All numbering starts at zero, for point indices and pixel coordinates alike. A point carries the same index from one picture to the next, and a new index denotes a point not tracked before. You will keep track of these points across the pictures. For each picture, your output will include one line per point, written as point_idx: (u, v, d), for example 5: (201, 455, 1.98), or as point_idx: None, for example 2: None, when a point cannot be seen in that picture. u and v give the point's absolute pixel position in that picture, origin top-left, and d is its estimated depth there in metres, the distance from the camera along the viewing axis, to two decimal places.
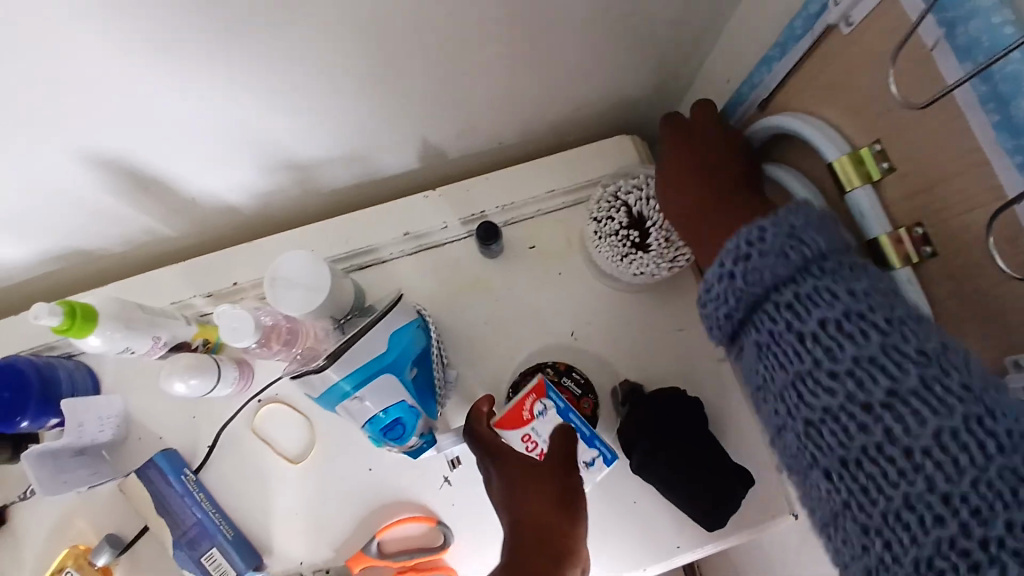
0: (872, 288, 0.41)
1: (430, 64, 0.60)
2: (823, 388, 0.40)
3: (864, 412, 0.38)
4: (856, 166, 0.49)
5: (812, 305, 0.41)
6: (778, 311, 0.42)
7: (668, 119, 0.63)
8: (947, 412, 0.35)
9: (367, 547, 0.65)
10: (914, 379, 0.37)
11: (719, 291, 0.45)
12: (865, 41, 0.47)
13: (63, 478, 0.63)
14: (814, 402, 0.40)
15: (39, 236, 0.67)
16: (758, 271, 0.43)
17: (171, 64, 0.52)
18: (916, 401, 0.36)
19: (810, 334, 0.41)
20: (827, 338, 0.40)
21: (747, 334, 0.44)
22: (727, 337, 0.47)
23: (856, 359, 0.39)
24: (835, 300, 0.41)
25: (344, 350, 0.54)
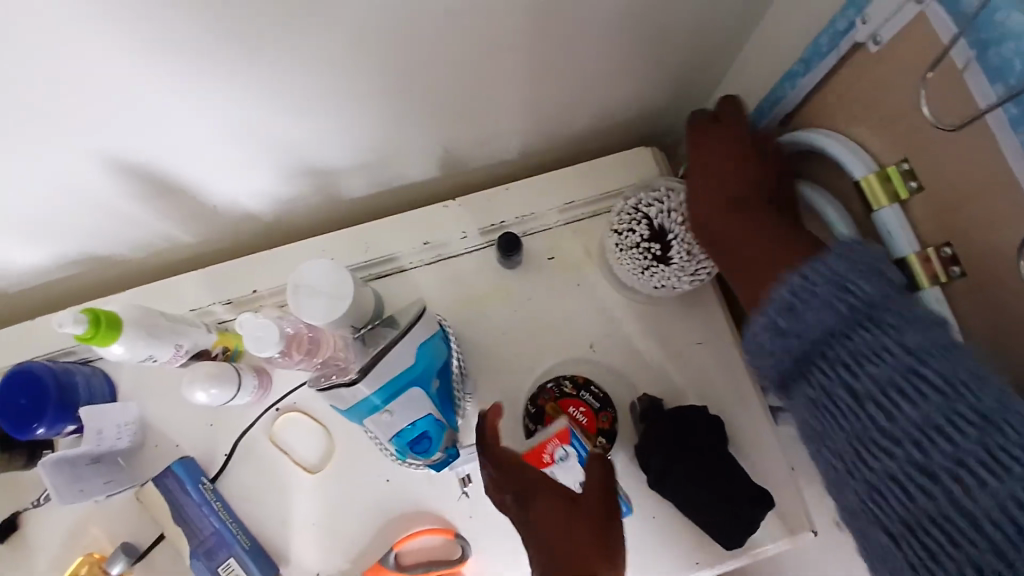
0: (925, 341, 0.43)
1: (454, 72, 0.61)
2: (882, 446, 0.42)
3: (922, 472, 0.41)
4: (883, 184, 0.50)
5: (866, 366, 0.44)
6: (829, 372, 0.46)
7: (697, 119, 0.62)
8: (1003, 478, 0.38)
9: (385, 560, 0.64)
10: (968, 443, 0.39)
11: (768, 343, 0.49)
12: (894, 60, 0.48)
13: (79, 486, 0.63)
14: (874, 463, 0.43)
15: (60, 240, 0.67)
16: (804, 321, 0.47)
17: (201, 71, 0.52)
18: (971, 466, 0.39)
19: (866, 398, 0.44)
20: (880, 400, 0.43)
21: (800, 391, 0.48)
22: (780, 391, 0.50)
23: (911, 422, 0.41)
24: (887, 360, 0.43)
25: (378, 362, 0.54)
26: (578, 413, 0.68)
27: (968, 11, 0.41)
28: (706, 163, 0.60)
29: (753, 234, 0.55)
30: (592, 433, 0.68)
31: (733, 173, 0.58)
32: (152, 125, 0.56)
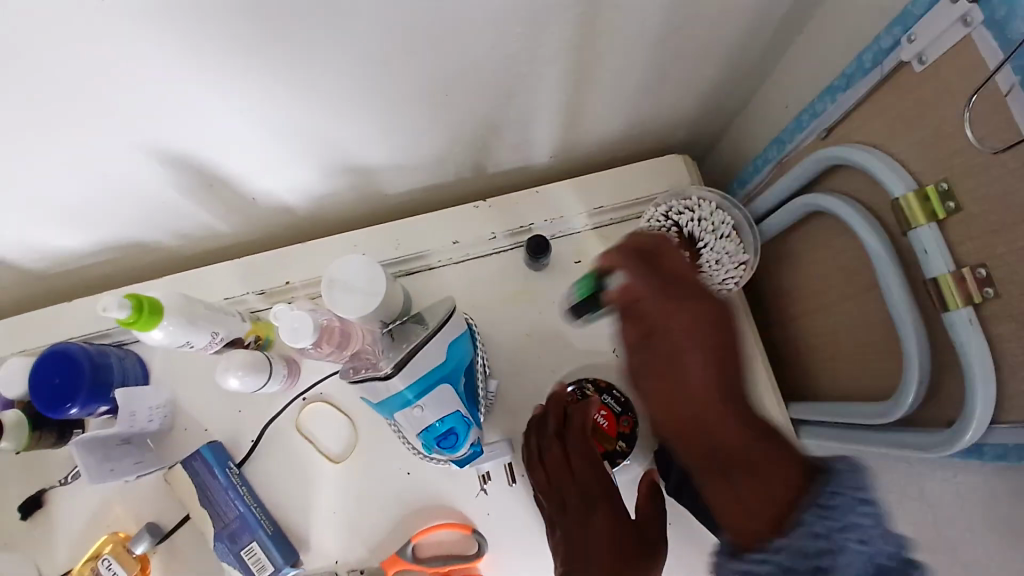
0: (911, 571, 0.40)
1: (493, 76, 0.62)
2: None
3: None
4: (921, 204, 0.49)
5: None
6: None
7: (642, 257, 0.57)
8: None
9: (403, 551, 0.65)
10: None
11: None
12: (939, 80, 0.48)
13: (109, 467, 0.64)
14: None
15: (104, 225, 0.69)
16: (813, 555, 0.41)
17: (248, 68, 0.53)
18: None
19: None
20: None
21: None
22: None
23: None
24: None
25: (409, 358, 0.56)
26: (599, 416, 0.68)
27: (1015, 39, 0.42)
28: (658, 309, 0.53)
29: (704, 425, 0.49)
30: (612, 437, 0.67)
31: (704, 359, 0.50)
32: (199, 118, 0.58)
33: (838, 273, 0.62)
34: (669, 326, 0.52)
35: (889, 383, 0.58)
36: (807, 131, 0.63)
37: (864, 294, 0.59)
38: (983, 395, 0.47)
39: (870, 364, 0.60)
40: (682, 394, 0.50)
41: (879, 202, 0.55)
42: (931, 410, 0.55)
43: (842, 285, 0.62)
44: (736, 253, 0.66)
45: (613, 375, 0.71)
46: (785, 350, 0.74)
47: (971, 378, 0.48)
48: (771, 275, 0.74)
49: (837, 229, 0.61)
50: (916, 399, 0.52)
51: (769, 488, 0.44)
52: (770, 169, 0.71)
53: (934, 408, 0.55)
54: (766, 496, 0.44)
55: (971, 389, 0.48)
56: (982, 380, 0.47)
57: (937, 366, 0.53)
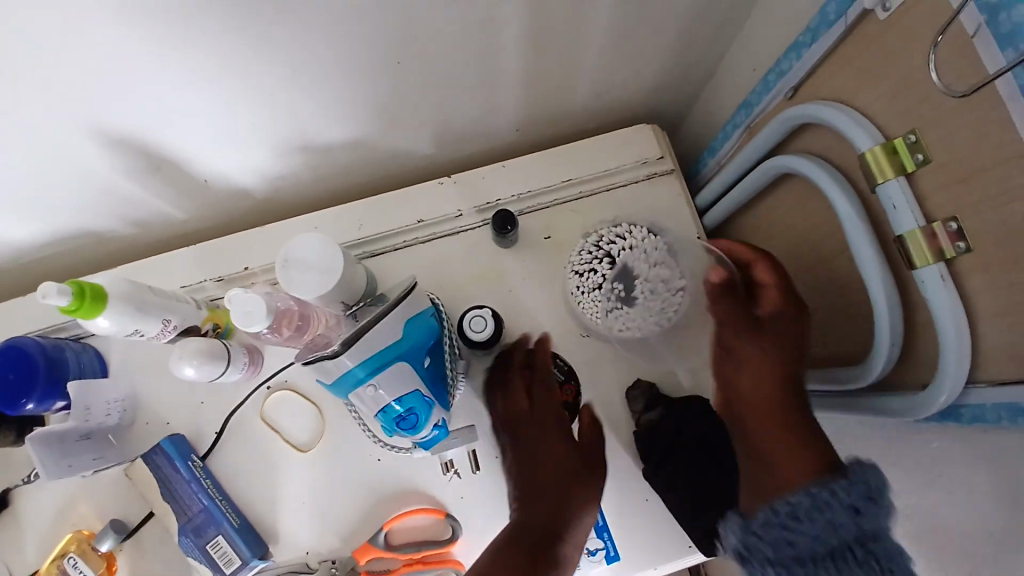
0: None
1: (451, 44, 0.59)
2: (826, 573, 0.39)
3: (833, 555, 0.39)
4: (889, 157, 0.47)
5: None
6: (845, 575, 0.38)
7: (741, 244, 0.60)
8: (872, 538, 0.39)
9: (375, 538, 0.63)
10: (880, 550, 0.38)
11: None
12: (903, 27, 0.46)
13: (67, 462, 0.62)
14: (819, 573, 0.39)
15: (51, 215, 0.66)
16: None
17: (185, 41, 0.51)
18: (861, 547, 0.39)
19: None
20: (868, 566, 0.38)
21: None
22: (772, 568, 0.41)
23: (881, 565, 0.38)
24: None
25: (356, 338, 0.53)
26: None
27: None
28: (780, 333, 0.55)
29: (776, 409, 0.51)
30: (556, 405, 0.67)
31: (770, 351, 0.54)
32: (147, 97, 0.55)
33: (808, 237, 0.61)
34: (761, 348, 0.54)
35: (863, 347, 0.56)
36: (775, 90, 0.61)
37: (836, 256, 0.57)
38: (955, 353, 0.46)
39: (843, 330, 0.59)
40: (769, 417, 0.51)
41: (850, 159, 0.53)
42: (905, 373, 0.53)
43: (814, 249, 0.60)
44: (673, 279, 0.64)
45: (585, 352, 0.69)
46: None
47: (945, 333, 0.46)
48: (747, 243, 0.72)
49: (807, 191, 0.59)
50: (886, 364, 0.51)
51: (811, 454, 0.47)
52: (740, 134, 0.69)
53: (909, 370, 0.53)
54: (803, 455, 0.47)
55: (945, 346, 0.47)
56: (956, 335, 0.46)
57: (911, 327, 0.52)
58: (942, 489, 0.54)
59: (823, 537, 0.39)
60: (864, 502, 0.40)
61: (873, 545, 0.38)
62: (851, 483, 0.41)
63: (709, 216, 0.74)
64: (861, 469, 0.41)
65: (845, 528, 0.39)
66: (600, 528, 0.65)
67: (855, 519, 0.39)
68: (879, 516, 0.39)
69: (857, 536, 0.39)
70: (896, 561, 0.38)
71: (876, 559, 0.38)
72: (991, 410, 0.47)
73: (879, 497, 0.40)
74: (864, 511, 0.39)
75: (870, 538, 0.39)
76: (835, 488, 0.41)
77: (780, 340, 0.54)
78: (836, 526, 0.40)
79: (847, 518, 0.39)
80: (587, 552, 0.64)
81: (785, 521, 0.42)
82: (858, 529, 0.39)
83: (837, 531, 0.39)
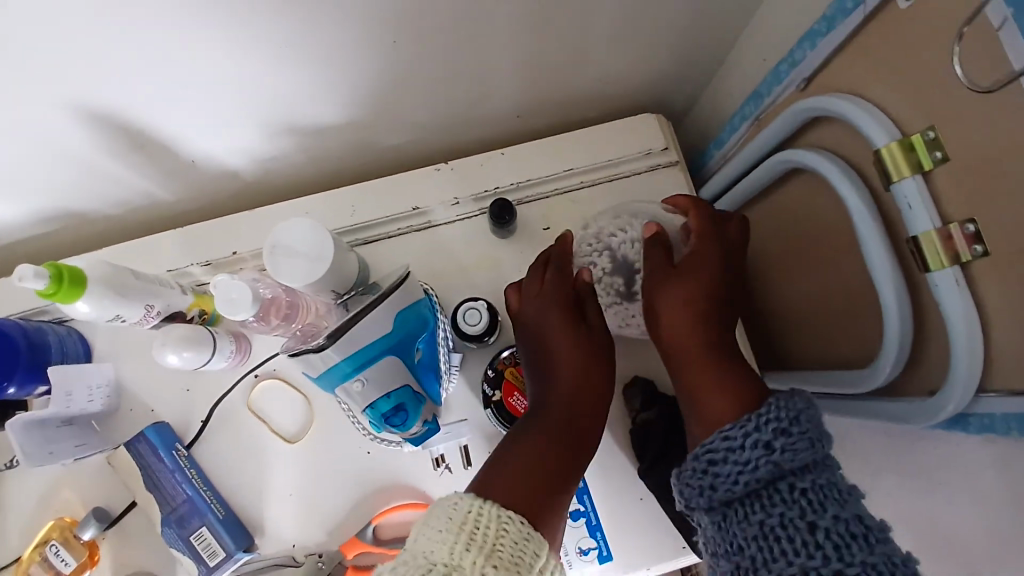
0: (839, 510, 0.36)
1: (449, 25, 0.56)
2: (755, 515, 0.38)
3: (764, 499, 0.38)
4: (906, 154, 0.45)
5: (811, 516, 0.37)
6: (773, 514, 0.38)
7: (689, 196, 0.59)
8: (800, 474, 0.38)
9: (362, 533, 0.62)
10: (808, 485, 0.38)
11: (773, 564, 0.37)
12: (925, 17, 0.43)
13: (49, 449, 0.60)
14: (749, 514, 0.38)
15: (33, 195, 0.64)
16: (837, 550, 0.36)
17: (169, 17, 0.48)
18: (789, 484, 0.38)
19: (796, 517, 0.37)
20: (797, 503, 0.37)
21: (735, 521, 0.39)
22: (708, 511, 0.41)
23: (810, 502, 0.37)
24: (816, 510, 0.37)
25: (343, 332, 0.50)
26: None
27: None
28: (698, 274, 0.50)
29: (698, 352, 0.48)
30: None
31: (683, 292, 0.50)
32: (135, 76, 0.53)
33: (816, 234, 0.58)
34: (675, 290, 0.50)
35: (870, 349, 0.55)
36: (787, 81, 0.59)
37: (845, 255, 0.55)
38: (967, 361, 0.44)
39: (849, 331, 0.57)
40: (695, 361, 0.47)
41: (863, 155, 0.51)
42: (912, 378, 0.51)
43: (821, 246, 0.58)
44: None
45: None
46: (764, 316, 0.71)
47: (956, 340, 0.44)
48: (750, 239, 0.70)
49: (817, 186, 0.57)
50: (893, 368, 0.50)
51: (739, 394, 0.45)
52: (748, 126, 0.66)
53: (917, 376, 0.51)
54: (727, 395, 0.45)
55: (956, 353, 0.45)
56: (968, 341, 0.44)
57: (920, 332, 0.50)
58: (945, 499, 0.52)
59: (743, 480, 0.39)
60: (780, 437, 0.39)
61: (799, 481, 0.38)
62: (767, 418, 0.40)
63: None
64: (776, 403, 0.40)
65: (763, 467, 0.39)
66: (592, 528, 0.64)
67: (773, 456, 0.39)
68: (799, 448, 0.38)
69: (780, 474, 0.38)
70: (824, 493, 0.37)
71: (803, 495, 0.37)
72: (1000, 420, 0.45)
73: (794, 429, 0.39)
74: (782, 447, 0.39)
75: (796, 474, 0.38)
76: (750, 427, 0.40)
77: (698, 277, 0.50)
78: (755, 468, 0.39)
79: (765, 458, 0.39)
80: (579, 551, 0.63)
81: (707, 466, 0.41)
82: (777, 466, 0.38)
83: (757, 472, 0.39)
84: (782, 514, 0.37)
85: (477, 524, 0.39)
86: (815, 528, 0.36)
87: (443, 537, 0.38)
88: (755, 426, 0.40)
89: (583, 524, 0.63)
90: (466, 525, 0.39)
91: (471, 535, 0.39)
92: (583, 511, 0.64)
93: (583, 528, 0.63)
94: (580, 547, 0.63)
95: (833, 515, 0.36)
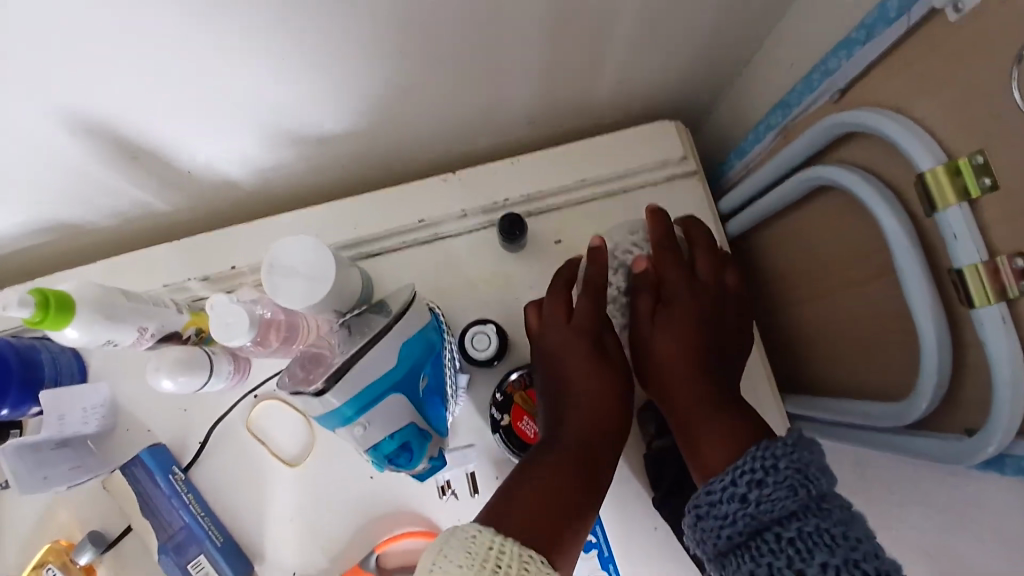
0: (828, 554, 0.33)
1: (460, 29, 0.53)
2: (745, 568, 0.36)
3: (753, 548, 0.36)
4: (951, 180, 0.41)
5: (798, 566, 0.33)
6: (761, 565, 0.35)
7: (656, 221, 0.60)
8: (782, 520, 0.35)
9: (366, 560, 0.60)
10: (791, 532, 0.35)
11: None
12: (977, 32, 0.40)
13: (41, 474, 0.58)
14: (740, 566, 0.36)
15: (23, 206, 0.61)
16: None
17: (158, 21, 0.45)
18: (770, 532, 0.35)
19: (782, 566, 0.34)
20: (783, 551, 0.34)
21: (731, 574, 0.37)
22: (711, 566, 0.38)
23: (795, 550, 0.34)
24: (802, 557, 0.34)
25: (345, 371, 0.48)
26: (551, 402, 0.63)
27: None
28: (687, 310, 0.53)
29: (693, 386, 0.49)
30: None
31: (669, 330, 0.52)
32: (132, 84, 0.50)
33: (845, 254, 0.55)
34: (665, 328, 0.52)
35: (905, 380, 0.52)
36: (818, 92, 0.55)
37: (878, 281, 0.52)
38: (1011, 404, 0.41)
39: (881, 359, 0.54)
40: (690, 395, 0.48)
41: (901, 177, 0.47)
42: (949, 413, 0.48)
43: (850, 269, 0.55)
44: None
45: None
46: (785, 336, 0.68)
47: (1000, 381, 0.41)
48: (771, 256, 0.67)
49: (848, 205, 0.53)
50: (929, 405, 0.47)
51: (740, 441, 0.44)
52: (774, 136, 0.63)
53: (954, 411, 0.48)
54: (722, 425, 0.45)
55: (999, 394, 0.42)
56: (1014, 383, 0.41)
57: (958, 366, 0.47)
58: None
59: (725, 534, 0.37)
60: (755, 489, 0.37)
61: (784, 529, 0.35)
62: (743, 470, 0.39)
63: (731, 226, 0.69)
64: (754, 453, 0.39)
65: (742, 521, 0.37)
66: (605, 559, 0.61)
67: (749, 509, 0.37)
68: (777, 496, 0.36)
69: (763, 525, 0.36)
70: (812, 540, 0.34)
71: (788, 545, 0.34)
72: None
73: (769, 478, 0.37)
74: (758, 498, 0.37)
75: (782, 523, 0.35)
76: (727, 480, 0.39)
77: (687, 314, 0.53)
78: (734, 521, 0.37)
79: (742, 511, 0.37)
80: None
81: (696, 521, 0.40)
82: (756, 519, 0.36)
83: (737, 526, 0.37)
84: (770, 565, 0.34)
85: (499, 561, 0.37)
86: None
87: (464, 573, 0.35)
88: (732, 480, 0.39)
89: (595, 554, 0.61)
90: (489, 562, 0.36)
91: (493, 572, 0.36)
92: (595, 541, 0.62)
93: (595, 556, 0.61)
94: None
95: (821, 562, 0.33)
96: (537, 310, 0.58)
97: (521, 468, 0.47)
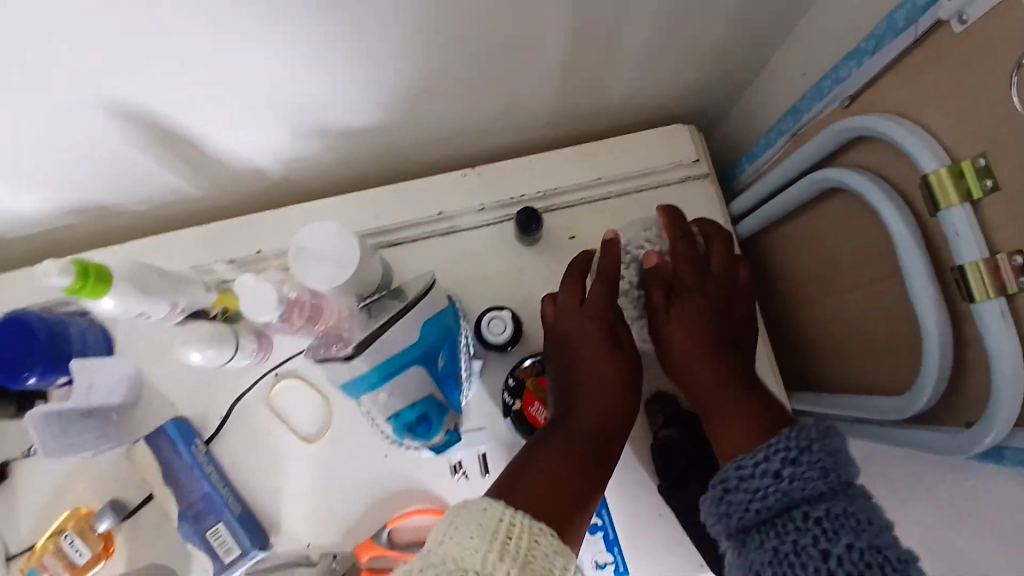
0: (855, 537, 0.35)
1: (486, 29, 0.55)
2: (769, 542, 0.37)
3: (778, 524, 0.37)
4: (954, 182, 0.44)
5: (824, 544, 0.35)
6: (786, 541, 0.36)
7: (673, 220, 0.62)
8: (812, 501, 0.37)
9: (377, 535, 0.61)
10: (820, 512, 0.36)
11: None
12: (981, 41, 0.42)
13: (68, 441, 0.61)
14: (763, 540, 0.37)
15: (61, 187, 0.64)
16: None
17: (202, 13, 0.48)
18: (800, 510, 0.37)
19: (808, 544, 0.35)
20: (810, 529, 0.36)
21: (750, 548, 0.38)
22: (728, 540, 0.40)
23: (824, 528, 0.36)
24: (829, 536, 0.35)
25: (369, 343, 0.51)
26: None
27: None
28: (696, 302, 0.55)
29: (710, 375, 0.51)
30: None
31: (683, 323, 0.54)
32: (164, 72, 0.52)
33: (853, 255, 0.57)
34: (677, 321, 0.54)
35: (909, 377, 0.53)
36: (829, 98, 0.58)
37: (883, 279, 0.54)
38: (1010, 396, 0.43)
39: (887, 356, 0.55)
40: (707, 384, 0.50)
41: (907, 179, 0.49)
42: (949, 408, 0.50)
43: (858, 268, 0.57)
44: None
45: None
46: (793, 335, 0.70)
47: (1000, 374, 0.43)
48: (782, 258, 0.69)
49: (857, 206, 0.55)
50: (931, 399, 0.48)
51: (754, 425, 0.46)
52: (785, 141, 0.65)
53: (954, 406, 0.50)
54: (734, 411, 0.47)
55: (998, 386, 0.43)
56: (1013, 375, 0.42)
57: (960, 362, 0.48)
58: None
59: (754, 508, 0.39)
60: (789, 467, 0.39)
61: (814, 509, 0.37)
62: (777, 448, 0.40)
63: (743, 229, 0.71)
64: (788, 433, 0.40)
65: (773, 497, 0.38)
66: (609, 543, 0.63)
67: (781, 486, 0.38)
68: (810, 476, 0.38)
69: (793, 503, 0.38)
70: (839, 521, 0.36)
71: (817, 523, 0.36)
72: None
73: (804, 458, 0.39)
74: (791, 476, 0.38)
75: (811, 503, 0.37)
76: (760, 457, 0.40)
77: (698, 306, 0.55)
78: (765, 496, 0.39)
79: (775, 487, 0.39)
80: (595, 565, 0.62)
81: (721, 493, 0.41)
82: (787, 496, 0.38)
83: (767, 501, 0.38)
84: (795, 542, 0.36)
85: (510, 533, 0.38)
86: (828, 556, 0.35)
87: (478, 544, 0.37)
88: (765, 457, 0.40)
89: (600, 539, 0.63)
90: (501, 533, 0.38)
91: (505, 543, 0.38)
92: (601, 526, 0.63)
93: (600, 541, 0.63)
94: (595, 562, 0.62)
95: (848, 543, 0.35)
96: (552, 300, 0.60)
97: (532, 448, 0.48)
